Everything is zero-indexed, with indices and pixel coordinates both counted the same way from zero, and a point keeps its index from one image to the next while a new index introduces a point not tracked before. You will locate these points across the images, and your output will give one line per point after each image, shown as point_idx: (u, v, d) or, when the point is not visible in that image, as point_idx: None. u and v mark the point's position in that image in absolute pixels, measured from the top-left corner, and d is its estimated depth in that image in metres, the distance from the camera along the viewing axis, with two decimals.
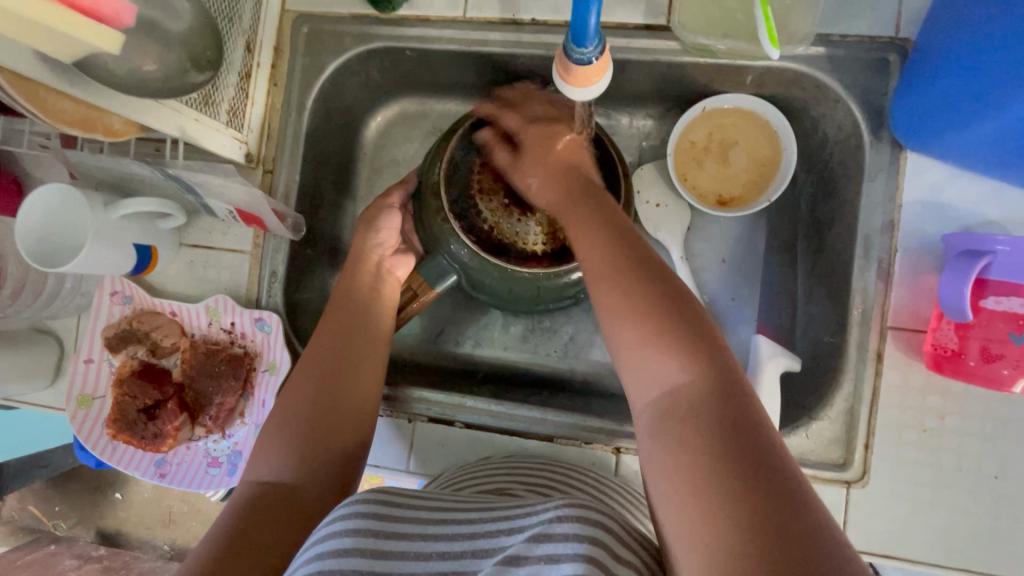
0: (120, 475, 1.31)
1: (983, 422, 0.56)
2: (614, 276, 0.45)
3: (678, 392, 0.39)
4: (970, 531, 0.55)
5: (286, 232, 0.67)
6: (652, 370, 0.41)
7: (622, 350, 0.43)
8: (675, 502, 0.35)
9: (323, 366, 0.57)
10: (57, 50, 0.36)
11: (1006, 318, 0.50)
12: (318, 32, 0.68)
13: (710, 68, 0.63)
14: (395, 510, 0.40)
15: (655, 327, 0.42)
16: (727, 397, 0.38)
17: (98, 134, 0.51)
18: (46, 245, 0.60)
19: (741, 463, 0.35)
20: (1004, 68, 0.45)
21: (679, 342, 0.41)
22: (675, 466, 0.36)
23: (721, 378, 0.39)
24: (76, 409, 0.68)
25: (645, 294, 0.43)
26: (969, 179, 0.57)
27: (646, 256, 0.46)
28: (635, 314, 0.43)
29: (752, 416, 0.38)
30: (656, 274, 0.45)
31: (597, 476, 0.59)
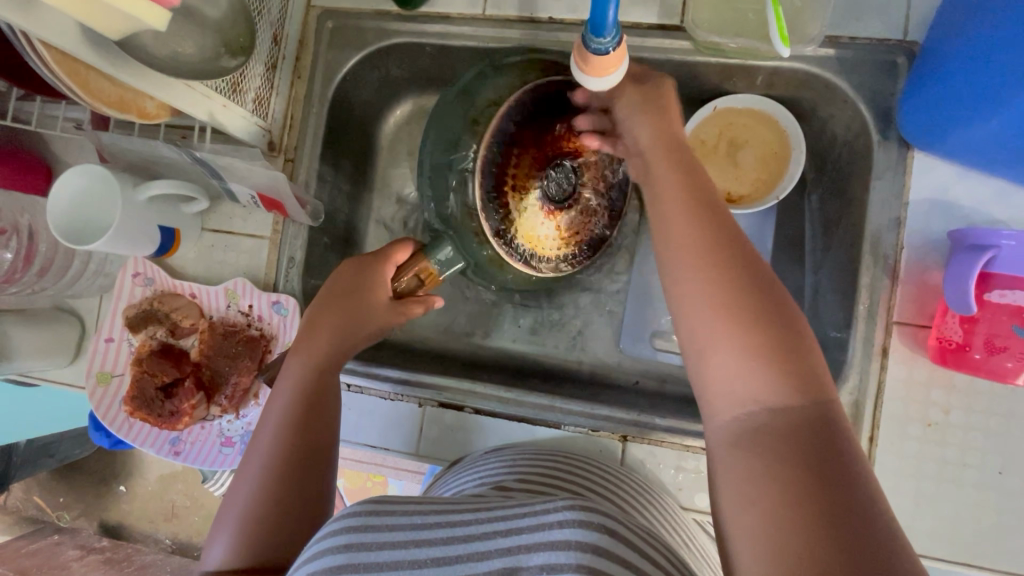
0: (125, 468, 1.33)
1: (987, 417, 0.56)
2: (699, 265, 0.42)
3: (761, 399, 0.37)
4: (975, 526, 0.56)
5: (306, 218, 0.69)
6: (731, 371, 0.39)
7: (696, 343, 0.41)
8: (751, 509, 0.34)
9: (302, 399, 0.56)
10: (104, 22, 0.38)
11: (1010, 312, 0.50)
12: (342, 27, 0.71)
13: (722, 67, 0.65)
14: (386, 518, 0.41)
15: (744, 326, 0.39)
16: (811, 408, 0.37)
17: (132, 117, 0.53)
18: (75, 223, 0.62)
19: (820, 474, 0.34)
20: (1011, 68, 0.46)
21: (770, 346, 0.38)
22: (754, 472, 0.35)
23: (809, 387, 0.37)
24: (95, 386, 0.70)
25: (735, 289, 0.40)
26: (976, 179, 0.58)
27: (752, 260, 0.42)
28: (732, 324, 0.39)
29: (836, 432, 0.36)
30: (754, 269, 0.41)
31: (599, 467, 0.60)
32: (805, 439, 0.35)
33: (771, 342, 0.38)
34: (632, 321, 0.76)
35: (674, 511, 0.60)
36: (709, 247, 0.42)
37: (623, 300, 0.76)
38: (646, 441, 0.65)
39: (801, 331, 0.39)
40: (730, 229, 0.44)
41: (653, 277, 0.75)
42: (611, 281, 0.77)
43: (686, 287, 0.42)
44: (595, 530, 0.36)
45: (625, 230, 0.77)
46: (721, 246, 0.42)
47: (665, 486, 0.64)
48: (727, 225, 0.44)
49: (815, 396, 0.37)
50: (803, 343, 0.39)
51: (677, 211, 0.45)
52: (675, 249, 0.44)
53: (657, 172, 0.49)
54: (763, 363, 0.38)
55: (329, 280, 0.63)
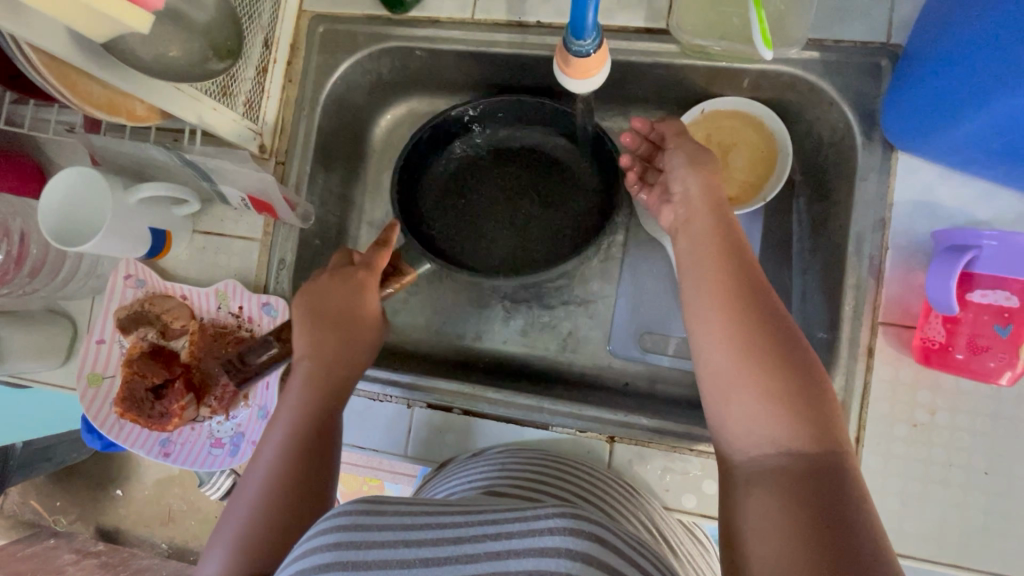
0: (121, 472, 1.33)
1: (973, 417, 0.56)
2: (720, 308, 0.44)
3: (777, 442, 0.39)
4: (961, 526, 0.56)
5: (295, 219, 0.69)
6: (749, 415, 0.41)
7: (716, 384, 0.43)
8: (768, 549, 0.35)
9: (307, 414, 0.56)
10: (88, 23, 0.38)
11: (992, 312, 0.51)
12: (333, 31, 0.71)
13: (708, 70, 0.65)
14: (376, 518, 0.41)
15: (762, 369, 0.41)
16: (828, 453, 0.38)
17: (122, 119, 0.54)
18: (65, 225, 0.62)
19: (834, 517, 0.35)
20: (991, 67, 0.46)
21: (788, 389, 0.40)
22: (772, 514, 0.36)
23: (824, 431, 0.39)
24: (86, 387, 0.70)
25: (754, 333, 0.42)
26: (959, 180, 0.59)
27: (772, 305, 0.44)
28: (748, 367, 0.41)
29: (851, 477, 0.37)
30: (774, 314, 0.43)
31: (588, 472, 0.60)
32: (818, 484, 0.37)
33: (790, 387, 0.40)
34: (622, 322, 0.76)
35: (660, 514, 0.59)
36: (731, 292, 0.45)
37: (613, 302, 0.76)
38: (634, 442, 0.65)
39: (819, 375, 0.41)
40: (753, 276, 0.46)
41: (642, 278, 0.75)
42: (602, 283, 0.77)
43: (709, 330, 0.44)
44: (585, 539, 0.36)
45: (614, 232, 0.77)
46: (743, 292, 0.45)
47: (653, 488, 0.64)
48: (751, 271, 0.47)
49: (830, 439, 0.39)
50: (820, 386, 0.40)
51: (708, 259, 0.48)
52: (698, 291, 0.46)
53: (695, 214, 0.53)
54: (781, 406, 0.39)
55: (315, 284, 0.61)
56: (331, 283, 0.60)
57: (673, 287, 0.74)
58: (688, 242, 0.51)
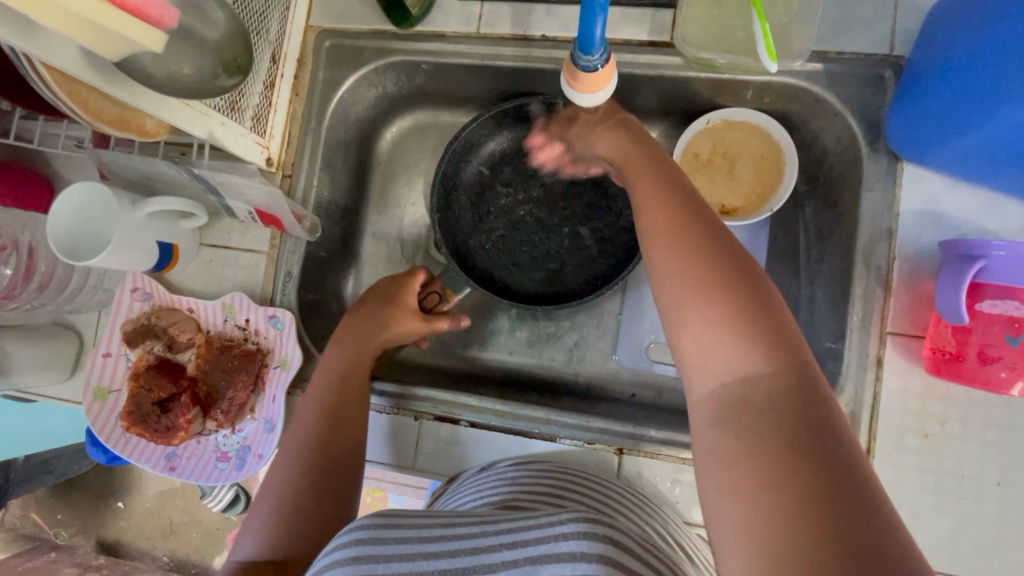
0: (123, 484, 1.32)
1: (984, 428, 0.56)
2: (667, 241, 0.42)
3: (736, 372, 0.37)
4: (975, 538, 0.55)
5: (302, 233, 0.70)
6: (705, 348, 0.38)
7: (672, 321, 0.41)
8: (733, 495, 0.33)
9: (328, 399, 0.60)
10: (104, 44, 0.38)
11: (1003, 322, 0.50)
12: (340, 46, 0.72)
13: (713, 82, 0.66)
14: (392, 531, 0.42)
15: (713, 299, 0.39)
16: (791, 378, 0.35)
17: (132, 134, 0.54)
18: (73, 240, 0.62)
19: (804, 446, 0.32)
20: (996, 79, 0.46)
21: (744, 318, 0.38)
22: (735, 456, 0.34)
23: (782, 354, 0.36)
24: (92, 402, 0.70)
25: (702, 261, 0.40)
26: (964, 190, 0.59)
27: (718, 233, 0.42)
28: (701, 298, 0.39)
29: (819, 398, 0.35)
30: (723, 242, 0.41)
31: (598, 481, 0.60)
32: (784, 411, 0.34)
33: (743, 315, 0.38)
34: (628, 332, 0.76)
35: (677, 525, 0.59)
36: (682, 227, 0.43)
37: (619, 312, 0.76)
38: (644, 454, 0.64)
39: (772, 298, 0.39)
40: (698, 207, 0.44)
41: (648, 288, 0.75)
42: (607, 294, 0.77)
43: (660, 267, 0.42)
44: (598, 541, 0.35)
45: None
46: (691, 225, 0.42)
47: (664, 498, 0.63)
48: (696, 207, 0.45)
49: (792, 363, 0.36)
50: (777, 313, 0.38)
51: (650, 197, 0.46)
52: (648, 228, 0.44)
53: (632, 169, 0.52)
54: (735, 335, 0.37)
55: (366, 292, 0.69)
56: (373, 291, 0.68)
57: None
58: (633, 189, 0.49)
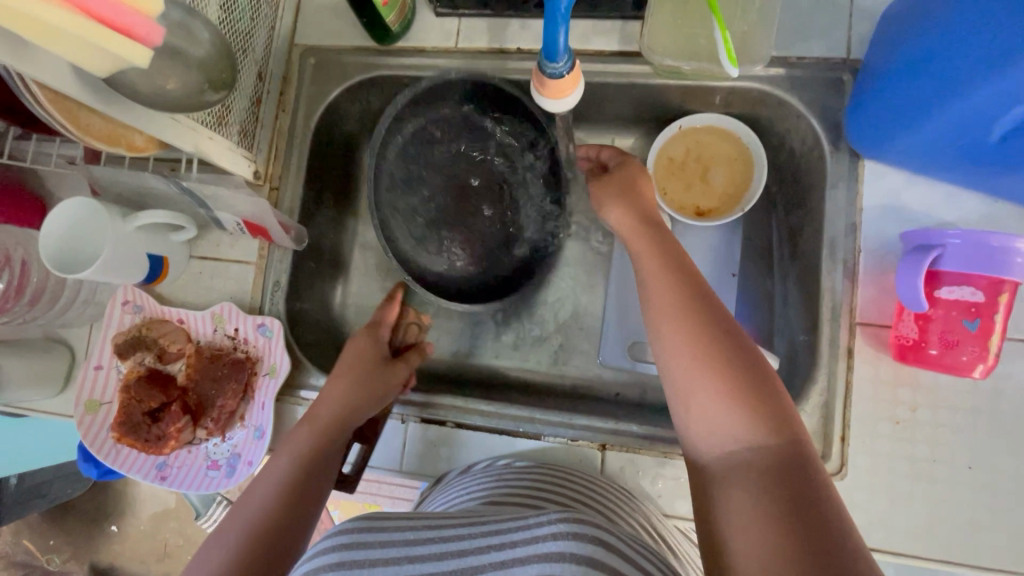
0: (117, 507, 1.32)
1: (954, 413, 0.58)
2: (672, 315, 0.47)
3: (739, 436, 0.41)
4: (951, 522, 0.57)
5: (290, 242, 0.71)
6: (710, 414, 0.43)
7: (679, 388, 0.45)
8: (746, 543, 0.37)
9: (303, 459, 0.60)
10: (96, 62, 0.40)
11: (959, 307, 0.53)
12: (324, 63, 0.75)
13: (681, 89, 0.69)
14: (375, 534, 0.43)
15: (715, 370, 0.43)
16: (786, 442, 0.40)
17: (122, 150, 0.56)
18: (66, 254, 0.64)
19: (802, 506, 0.37)
20: (940, 79, 0.49)
21: (742, 387, 0.42)
22: (742, 508, 0.38)
23: (778, 421, 0.41)
24: (83, 414, 0.71)
25: (703, 335, 0.45)
26: (923, 184, 0.61)
27: (716, 308, 0.47)
28: (705, 369, 0.44)
29: (809, 460, 0.39)
30: (720, 317, 0.46)
31: (583, 478, 0.61)
32: (783, 473, 0.38)
33: (742, 384, 0.42)
34: (611, 332, 0.77)
35: (661, 521, 0.60)
36: (685, 300, 0.47)
37: (601, 313, 0.78)
38: (626, 449, 0.65)
39: (765, 368, 0.44)
40: (697, 285, 0.49)
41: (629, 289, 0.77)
42: (590, 296, 0.79)
43: (666, 338, 0.47)
44: (587, 542, 0.36)
45: (599, 248, 0.80)
46: (693, 300, 0.47)
47: (648, 493, 0.64)
48: (693, 278, 0.50)
49: (785, 429, 0.41)
50: (769, 381, 0.43)
51: (654, 269, 0.51)
52: (654, 302, 0.49)
53: (633, 240, 0.57)
54: (738, 402, 0.42)
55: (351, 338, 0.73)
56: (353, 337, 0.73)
57: None
58: (639, 265, 0.54)
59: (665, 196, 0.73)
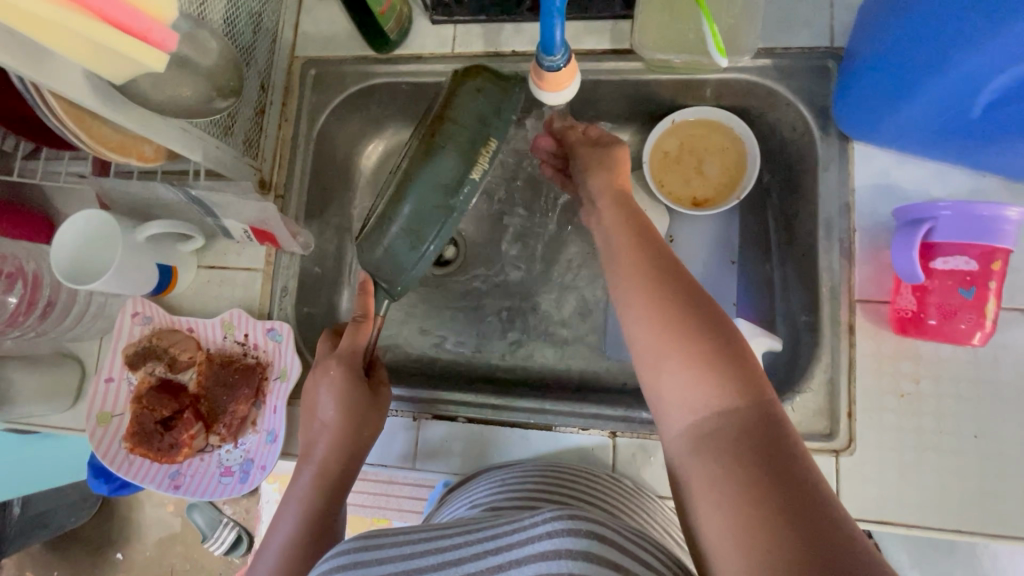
0: (121, 536, 1.40)
1: (957, 383, 0.59)
2: (640, 289, 0.47)
3: (709, 404, 0.41)
4: (960, 492, 0.57)
5: (297, 247, 0.72)
6: (680, 384, 0.43)
7: (649, 362, 0.45)
8: (721, 512, 0.37)
9: (309, 501, 0.61)
10: (114, 66, 0.42)
11: (955, 276, 0.54)
12: (324, 73, 0.77)
13: (673, 83, 0.71)
14: (372, 552, 0.43)
15: (683, 339, 0.43)
16: (756, 408, 0.40)
17: (133, 159, 0.57)
18: (77, 265, 0.65)
19: (774, 468, 0.37)
20: (914, 63, 0.51)
21: (712, 357, 0.42)
22: (712, 477, 0.38)
23: (748, 385, 0.41)
24: (95, 427, 0.71)
25: (671, 306, 0.45)
26: (912, 163, 0.63)
27: (685, 279, 0.47)
28: (674, 340, 0.44)
29: (780, 424, 0.40)
30: (688, 287, 0.46)
31: (588, 475, 0.62)
32: (752, 436, 0.39)
33: (711, 352, 0.43)
34: (614, 325, 0.79)
35: (665, 511, 0.61)
36: (653, 274, 0.48)
37: (605, 306, 0.79)
38: (636, 435, 0.66)
39: (734, 334, 0.44)
40: (667, 262, 0.49)
41: None
42: (592, 290, 0.80)
43: (634, 313, 0.47)
44: (582, 536, 0.37)
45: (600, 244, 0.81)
46: (662, 276, 0.47)
47: (659, 478, 0.65)
48: (660, 253, 0.50)
49: (755, 392, 0.41)
50: (738, 346, 0.43)
51: (625, 248, 0.52)
52: (623, 279, 0.49)
53: (607, 220, 0.57)
54: (707, 370, 0.42)
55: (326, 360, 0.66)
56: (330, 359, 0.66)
57: None
58: (612, 244, 0.54)
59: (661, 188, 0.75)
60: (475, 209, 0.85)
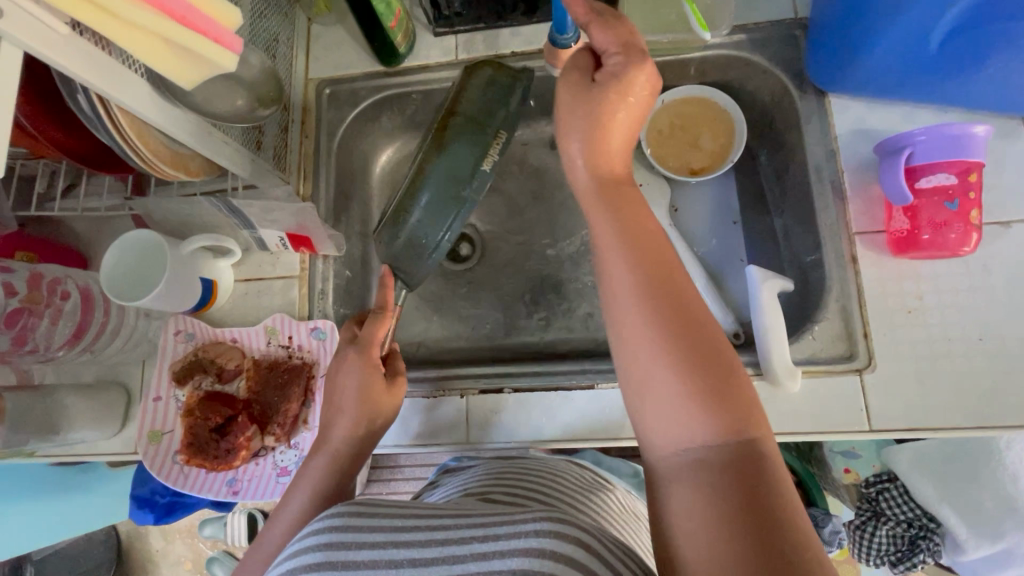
0: None
1: (956, 293, 0.65)
2: (631, 298, 0.44)
3: (697, 430, 0.40)
4: (976, 390, 0.62)
5: (332, 249, 0.76)
6: (668, 404, 0.41)
7: (638, 378, 0.43)
8: (701, 541, 0.37)
9: (319, 480, 0.62)
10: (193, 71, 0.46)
11: (937, 192, 0.61)
12: (338, 91, 0.83)
13: (660, 65, 0.79)
14: (367, 518, 0.41)
15: (677, 360, 0.41)
16: (742, 439, 0.39)
17: (183, 174, 0.64)
18: (123, 284, 0.69)
19: (754, 505, 0.37)
20: (865, 16, 0.60)
21: (704, 383, 0.41)
22: (696, 504, 0.38)
23: (736, 415, 0.40)
24: (146, 445, 0.72)
25: (668, 324, 0.42)
26: (882, 108, 0.71)
27: (685, 293, 0.44)
28: (668, 361, 0.41)
29: (764, 456, 0.39)
30: (687, 304, 0.43)
31: (560, 476, 0.65)
32: (736, 470, 0.38)
33: (703, 378, 0.41)
34: None
35: (621, 504, 0.68)
36: (648, 285, 0.44)
37: None
38: None
39: (728, 358, 0.42)
40: (663, 264, 0.45)
41: None
42: None
43: (625, 325, 0.44)
44: (563, 541, 0.36)
45: None
46: (658, 287, 0.44)
47: None
48: (660, 258, 0.46)
49: (743, 423, 0.40)
50: (732, 371, 0.41)
51: (613, 245, 0.46)
52: (613, 284, 0.45)
53: (590, 209, 0.49)
54: (699, 398, 0.40)
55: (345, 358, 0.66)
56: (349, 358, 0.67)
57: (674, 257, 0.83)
58: (594, 235, 0.48)
59: (660, 160, 0.82)
60: (488, 204, 0.91)
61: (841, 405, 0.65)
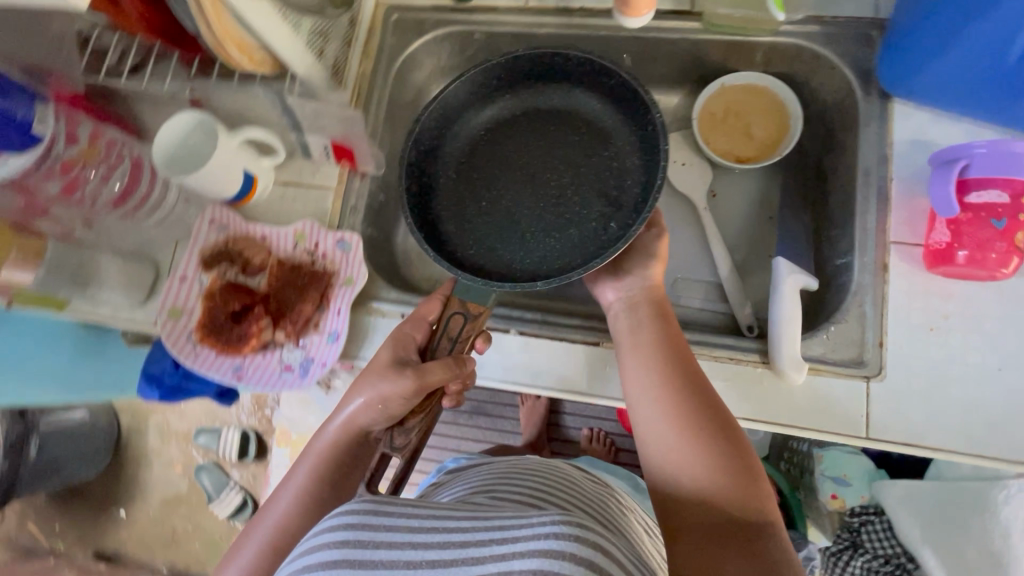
0: (127, 494, 1.55)
1: (983, 319, 0.63)
2: (661, 394, 0.54)
3: (715, 504, 0.48)
4: (983, 418, 0.61)
5: (372, 165, 0.79)
6: (689, 482, 0.50)
7: (665, 459, 0.52)
8: None
9: (330, 453, 0.62)
10: None
11: (986, 209, 0.60)
12: (404, 19, 0.84)
13: (726, 45, 0.78)
14: (382, 517, 0.41)
15: (699, 445, 0.51)
16: (754, 513, 0.48)
17: (244, 61, 0.65)
18: (173, 161, 0.73)
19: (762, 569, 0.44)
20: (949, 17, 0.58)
21: (720, 465, 0.49)
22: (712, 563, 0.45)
23: (748, 493, 0.49)
24: (166, 319, 0.75)
25: (692, 417, 0.52)
26: (946, 122, 0.69)
27: (706, 394, 0.54)
28: (689, 447, 0.51)
29: (770, 530, 0.48)
30: (711, 403, 0.53)
31: (571, 483, 0.68)
32: (746, 538, 0.47)
33: (720, 461, 0.50)
34: None
35: (631, 514, 0.69)
36: (675, 383, 0.54)
37: None
38: None
39: (742, 448, 0.51)
40: (688, 369, 0.56)
41: (673, 232, 0.84)
42: None
43: (653, 415, 0.54)
44: (580, 542, 0.36)
45: None
46: (685, 387, 0.54)
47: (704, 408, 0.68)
48: (686, 363, 0.56)
49: (754, 500, 0.49)
50: (744, 458, 0.51)
51: (648, 348, 0.57)
52: (646, 383, 0.55)
53: (633, 319, 0.60)
54: (717, 476, 0.49)
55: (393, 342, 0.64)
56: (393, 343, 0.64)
57: (701, 241, 0.83)
58: (629, 344, 0.59)
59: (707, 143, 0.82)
60: None
61: (841, 409, 0.64)
